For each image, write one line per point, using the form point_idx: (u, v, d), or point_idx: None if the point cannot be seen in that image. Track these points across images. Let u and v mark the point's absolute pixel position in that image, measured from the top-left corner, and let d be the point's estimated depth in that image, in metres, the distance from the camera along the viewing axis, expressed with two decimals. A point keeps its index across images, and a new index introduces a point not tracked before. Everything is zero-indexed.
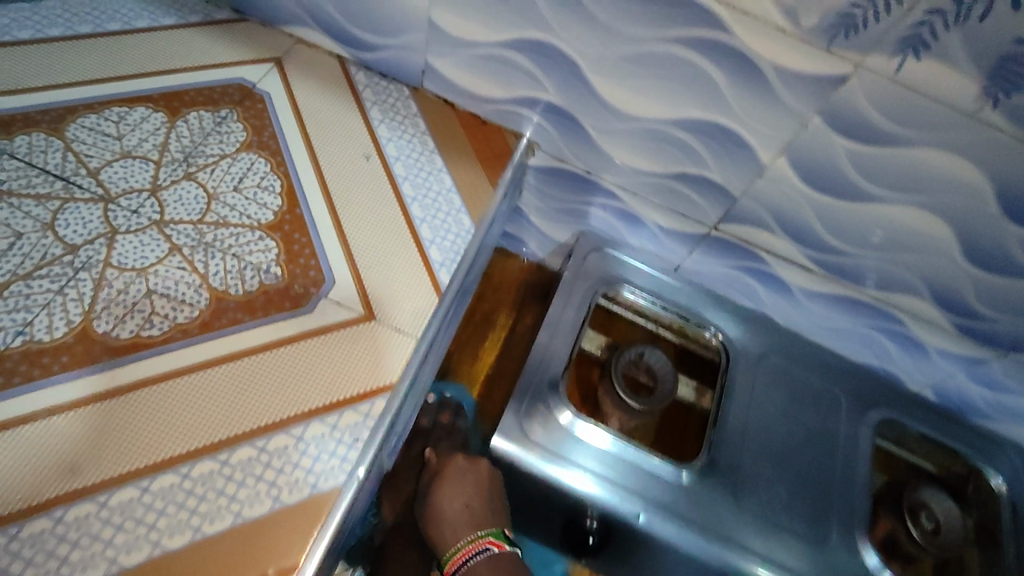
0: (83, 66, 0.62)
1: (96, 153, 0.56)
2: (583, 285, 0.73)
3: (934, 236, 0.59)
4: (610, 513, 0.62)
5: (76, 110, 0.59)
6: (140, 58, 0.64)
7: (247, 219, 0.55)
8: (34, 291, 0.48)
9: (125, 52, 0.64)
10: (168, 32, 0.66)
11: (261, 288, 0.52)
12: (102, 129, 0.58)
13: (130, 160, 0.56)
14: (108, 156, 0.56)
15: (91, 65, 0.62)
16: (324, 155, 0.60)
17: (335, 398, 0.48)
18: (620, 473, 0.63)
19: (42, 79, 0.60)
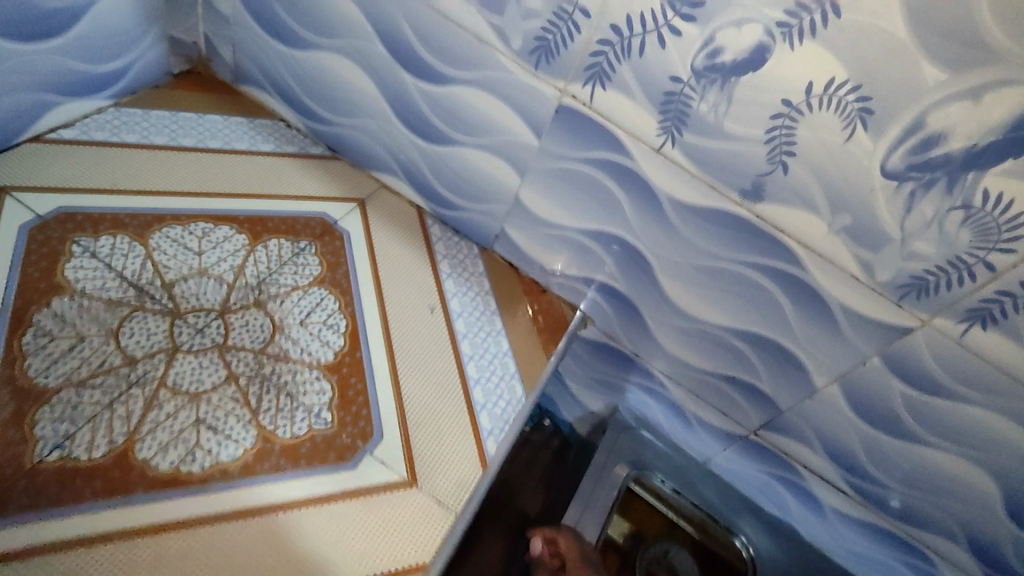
0: (179, 177, 0.64)
1: (174, 265, 0.57)
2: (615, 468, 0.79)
3: (978, 489, 0.59)
4: None
5: (165, 219, 0.60)
6: (234, 179, 0.67)
7: (307, 356, 0.55)
8: (83, 401, 0.47)
9: (221, 170, 0.67)
10: (263, 157, 0.70)
11: (309, 434, 0.50)
12: (185, 241, 0.59)
13: (204, 278, 0.57)
14: (185, 270, 0.57)
15: (187, 177, 0.65)
16: (391, 303, 0.61)
17: (363, 572, 0.46)
18: None
19: (138, 182, 0.62)
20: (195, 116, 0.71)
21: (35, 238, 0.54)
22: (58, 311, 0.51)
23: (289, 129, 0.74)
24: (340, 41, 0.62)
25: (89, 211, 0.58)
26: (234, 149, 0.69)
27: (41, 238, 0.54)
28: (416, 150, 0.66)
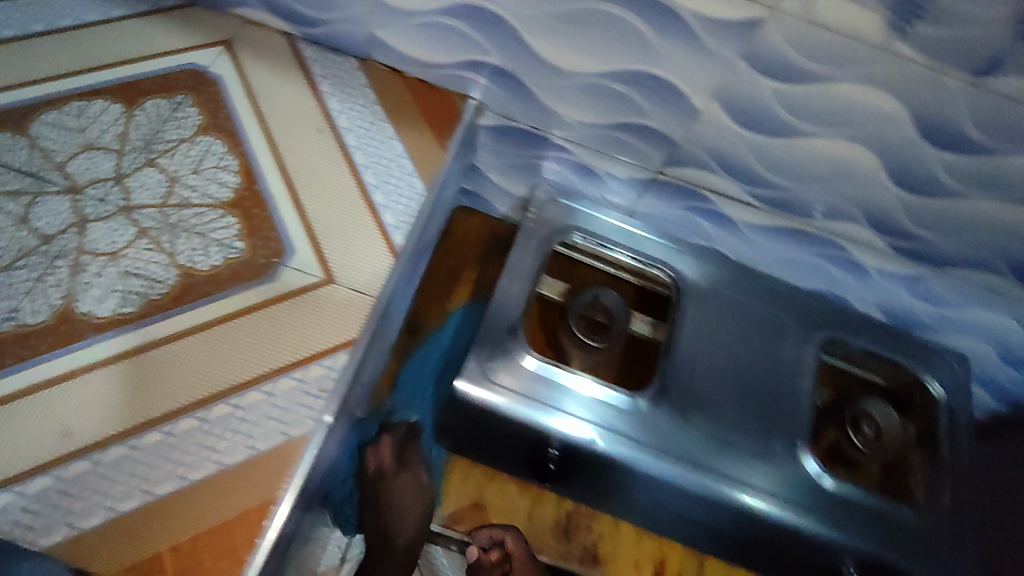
0: (39, 63, 0.64)
1: (61, 147, 0.59)
2: (540, 233, 0.76)
3: (863, 164, 0.63)
4: (570, 443, 0.67)
5: (38, 107, 0.61)
6: (95, 51, 0.65)
7: (208, 198, 0.59)
8: (16, 280, 0.53)
9: (80, 46, 0.66)
10: (117, 23, 0.68)
11: (228, 263, 0.56)
12: (64, 123, 0.61)
13: (92, 152, 0.60)
14: (73, 149, 0.60)
15: (47, 61, 0.64)
16: (278, 132, 0.63)
17: (301, 355, 0.54)
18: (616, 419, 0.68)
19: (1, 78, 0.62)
20: None
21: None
22: None
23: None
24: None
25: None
26: (81, 21, 0.67)
27: None
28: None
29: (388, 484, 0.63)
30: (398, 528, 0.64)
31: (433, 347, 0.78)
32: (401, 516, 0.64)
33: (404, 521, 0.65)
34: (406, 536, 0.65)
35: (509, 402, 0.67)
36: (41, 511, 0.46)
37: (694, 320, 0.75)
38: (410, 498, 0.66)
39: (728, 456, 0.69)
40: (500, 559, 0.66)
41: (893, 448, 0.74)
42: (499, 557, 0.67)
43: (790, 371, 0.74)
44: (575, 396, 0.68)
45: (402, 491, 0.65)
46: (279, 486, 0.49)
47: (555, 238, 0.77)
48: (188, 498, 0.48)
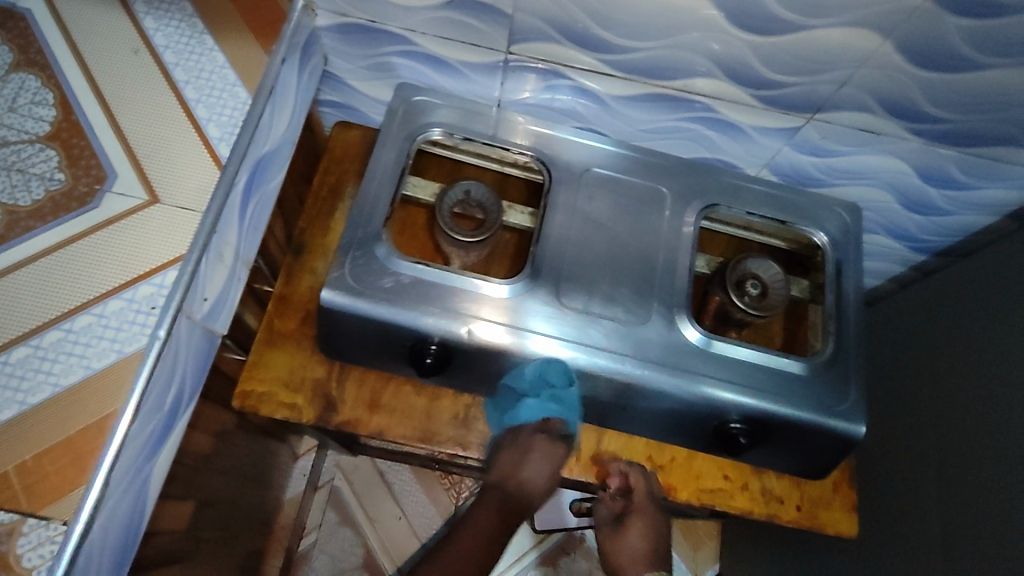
0: None
1: None
2: (402, 132, 0.74)
3: (697, 10, 0.60)
4: (448, 338, 0.68)
5: None
6: None
7: (25, 134, 0.58)
8: None
9: None
10: None
11: (51, 196, 0.56)
12: None
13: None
14: None
15: None
16: (93, 61, 0.62)
17: (131, 276, 0.54)
18: (582, 332, 0.69)
19: None
20: None
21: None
22: None
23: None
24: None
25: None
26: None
27: None
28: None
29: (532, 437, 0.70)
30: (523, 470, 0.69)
31: (310, 287, 0.78)
32: (521, 468, 0.69)
33: (536, 470, 0.69)
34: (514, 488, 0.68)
35: (382, 305, 0.67)
36: None
37: (567, 201, 0.74)
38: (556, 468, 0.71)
39: (609, 331, 0.70)
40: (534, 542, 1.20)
41: (778, 304, 0.74)
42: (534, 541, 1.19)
43: (668, 239, 0.74)
44: (532, 311, 0.69)
45: (535, 458, 0.70)
46: (118, 399, 0.51)
47: (419, 137, 0.75)
48: (28, 420, 0.50)
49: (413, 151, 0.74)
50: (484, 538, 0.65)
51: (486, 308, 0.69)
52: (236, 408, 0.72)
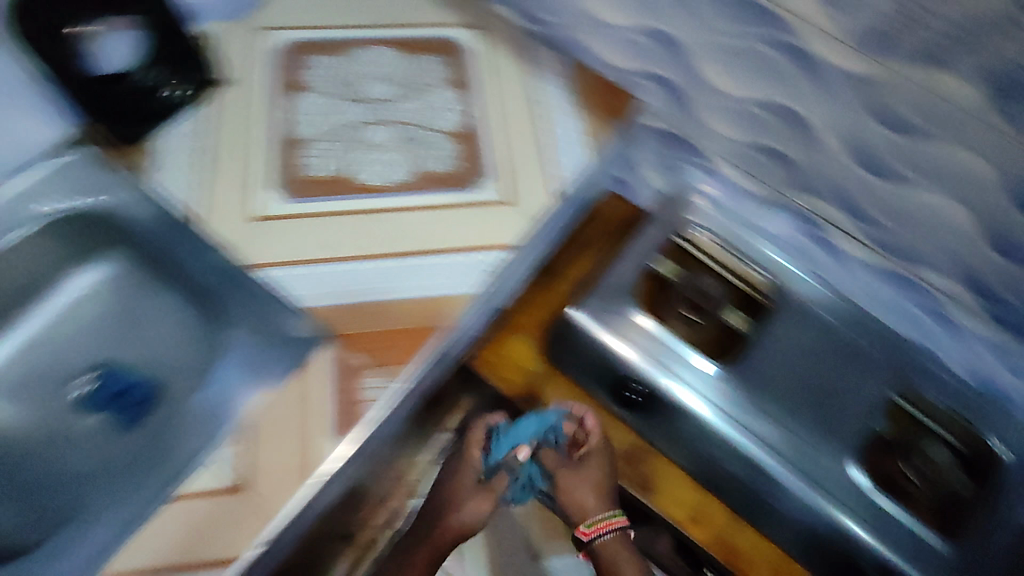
0: (356, 15, 0.94)
1: (370, 73, 0.91)
2: (663, 223, 0.97)
3: (961, 224, 0.74)
4: (645, 378, 0.86)
5: (355, 46, 0.92)
6: (397, 13, 0.96)
7: (446, 130, 0.88)
8: (330, 147, 0.84)
9: (391, 10, 0.96)
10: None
11: (447, 172, 0.84)
12: (375, 61, 0.92)
13: (379, 81, 0.91)
14: (375, 77, 0.91)
15: (362, 14, 0.95)
16: (503, 99, 0.92)
17: (484, 244, 0.79)
18: (749, 419, 0.83)
19: (341, 21, 0.94)
20: None
21: (282, 58, 0.90)
22: (309, 101, 0.88)
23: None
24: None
25: (307, 40, 0.92)
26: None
27: (294, 60, 0.90)
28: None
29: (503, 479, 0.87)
30: (454, 513, 0.88)
31: (552, 303, 0.98)
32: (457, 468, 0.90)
33: (467, 513, 0.87)
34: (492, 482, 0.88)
35: (612, 337, 0.86)
36: (314, 285, 0.73)
37: (785, 323, 0.91)
38: (485, 491, 0.87)
39: (786, 439, 0.83)
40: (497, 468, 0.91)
41: (944, 481, 0.84)
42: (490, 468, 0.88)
43: (857, 387, 0.86)
44: (688, 369, 0.86)
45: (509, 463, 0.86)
46: (453, 319, 0.74)
47: (673, 231, 0.97)
48: (394, 307, 0.73)
49: (665, 240, 0.96)
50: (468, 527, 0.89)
51: (664, 357, 0.86)
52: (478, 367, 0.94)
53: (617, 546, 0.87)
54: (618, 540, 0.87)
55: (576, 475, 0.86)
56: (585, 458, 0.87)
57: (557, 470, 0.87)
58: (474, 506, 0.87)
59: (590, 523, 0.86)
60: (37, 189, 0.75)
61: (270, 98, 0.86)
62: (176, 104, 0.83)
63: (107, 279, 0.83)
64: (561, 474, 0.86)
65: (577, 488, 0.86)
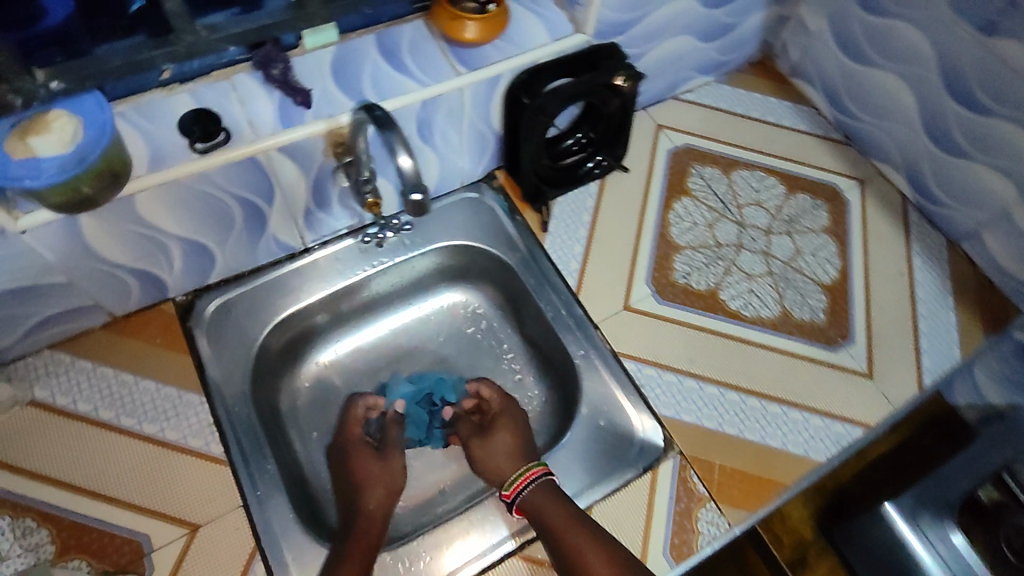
0: (745, 135, 0.97)
1: (745, 194, 0.91)
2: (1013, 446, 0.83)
3: None
4: None
5: (737, 165, 0.94)
6: (781, 144, 0.97)
7: (815, 278, 0.86)
8: (698, 255, 0.86)
9: (776, 137, 0.97)
10: (799, 135, 0.98)
11: (813, 323, 0.83)
12: (752, 184, 0.92)
13: (756, 206, 0.90)
14: (749, 200, 0.91)
15: (749, 136, 0.97)
16: (876, 262, 0.89)
17: (837, 412, 0.77)
18: None
19: (727, 136, 0.96)
20: (760, 97, 1.01)
21: (673, 160, 0.93)
22: (686, 204, 0.89)
23: (817, 114, 1.01)
24: (904, 66, 0.86)
25: (699, 148, 0.94)
26: (780, 123, 0.99)
27: (678, 160, 0.93)
28: (927, 156, 0.89)
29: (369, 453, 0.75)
30: (370, 493, 0.70)
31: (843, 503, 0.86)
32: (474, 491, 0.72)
33: (374, 493, 0.70)
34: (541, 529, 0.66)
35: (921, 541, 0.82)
36: (668, 395, 0.76)
37: None
38: (383, 463, 0.73)
39: None
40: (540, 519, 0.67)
41: None
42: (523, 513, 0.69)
43: None
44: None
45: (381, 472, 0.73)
46: (792, 479, 0.73)
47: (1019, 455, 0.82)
48: (738, 443, 0.74)
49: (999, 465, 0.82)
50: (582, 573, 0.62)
51: None
52: (758, 531, 0.84)
53: (544, 501, 0.66)
54: (541, 492, 0.67)
55: (486, 443, 0.75)
56: (489, 423, 0.77)
57: (470, 444, 0.76)
58: (378, 492, 0.70)
59: (512, 482, 0.69)
60: (466, 221, 0.86)
61: (661, 196, 0.89)
62: (590, 173, 0.87)
63: (464, 303, 0.89)
64: (472, 444, 0.76)
65: (492, 456, 0.74)
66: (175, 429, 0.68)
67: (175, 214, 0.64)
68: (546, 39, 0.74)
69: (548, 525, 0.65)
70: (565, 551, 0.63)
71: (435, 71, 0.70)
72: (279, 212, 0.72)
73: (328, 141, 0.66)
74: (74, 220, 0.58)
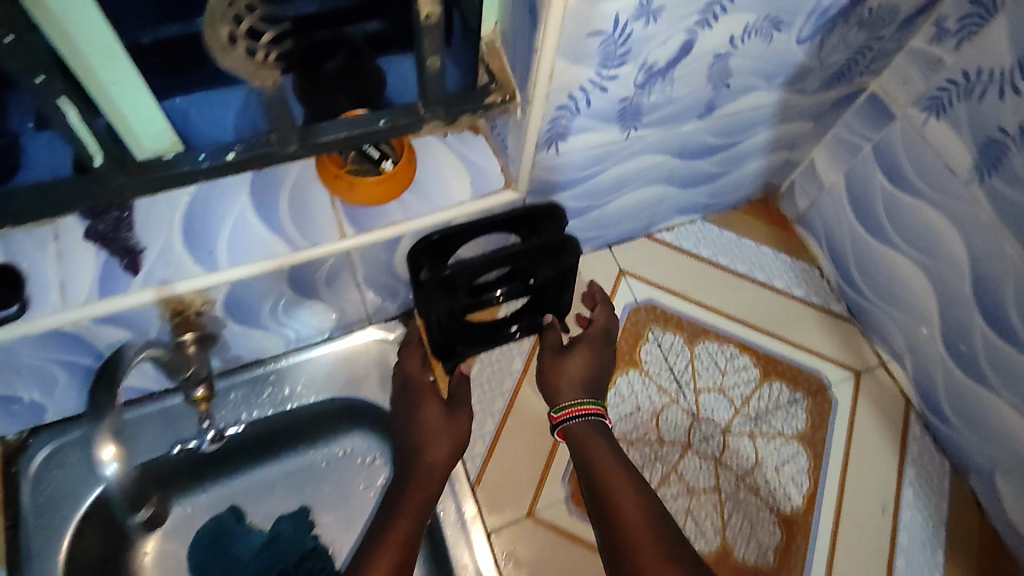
0: (723, 296, 0.81)
1: (706, 375, 0.76)
2: None
3: None
4: None
5: (706, 333, 0.79)
6: (767, 313, 0.81)
7: (772, 502, 0.70)
8: (632, 452, 0.71)
9: (761, 302, 0.81)
10: (792, 302, 0.82)
11: (757, 565, 0.68)
12: (718, 361, 0.77)
13: (717, 393, 0.75)
14: (710, 384, 0.76)
15: (729, 297, 0.81)
16: (853, 488, 0.72)
17: None
18: None
19: (701, 294, 0.81)
20: (753, 244, 0.85)
21: (629, 319, 0.78)
22: (631, 381, 0.75)
23: (819, 275, 0.84)
24: (925, 255, 0.69)
25: (663, 307, 0.79)
26: (771, 283, 0.82)
27: (634, 319, 0.78)
28: (941, 366, 0.71)
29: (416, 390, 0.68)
30: (423, 451, 0.66)
31: None
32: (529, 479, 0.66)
33: (438, 451, 0.66)
34: (585, 468, 0.63)
35: None
36: None
37: None
38: (449, 419, 0.67)
39: None
40: (591, 454, 0.64)
41: None
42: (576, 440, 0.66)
43: None
44: None
45: (432, 425, 0.67)
46: None
47: None
48: None
49: None
50: (636, 513, 0.59)
51: None
52: None
53: (588, 437, 0.65)
54: (586, 429, 0.66)
55: (561, 363, 0.69)
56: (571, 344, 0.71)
57: (545, 359, 0.71)
58: (443, 449, 0.66)
59: (561, 407, 0.67)
60: (368, 369, 0.75)
61: None
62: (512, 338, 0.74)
63: (364, 450, 0.76)
64: (546, 358, 0.71)
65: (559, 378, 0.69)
66: None
67: None
68: (466, 196, 0.61)
69: (589, 460, 0.64)
70: (602, 490, 0.61)
71: (314, 230, 0.57)
72: None
73: (166, 308, 0.54)
74: None
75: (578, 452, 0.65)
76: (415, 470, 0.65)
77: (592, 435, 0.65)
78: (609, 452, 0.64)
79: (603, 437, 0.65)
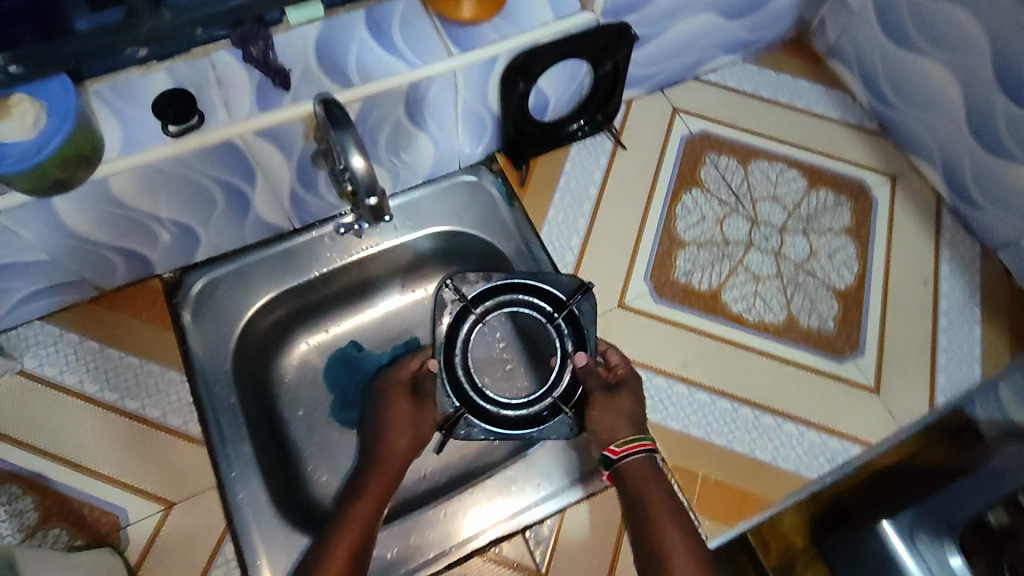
0: (768, 122, 0.90)
1: (760, 188, 0.86)
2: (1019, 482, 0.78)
3: None
4: None
5: (756, 154, 0.88)
6: (808, 133, 0.90)
7: (829, 283, 0.81)
8: (702, 252, 0.81)
9: (802, 124, 0.90)
10: (829, 123, 0.91)
11: (820, 331, 0.78)
12: (770, 176, 0.86)
13: (771, 202, 0.85)
14: (764, 194, 0.85)
15: (773, 123, 0.90)
16: (898, 268, 0.82)
17: (831, 425, 0.74)
18: None
19: (748, 122, 0.90)
20: (789, 78, 0.93)
21: (687, 147, 0.87)
22: (695, 197, 0.84)
23: (852, 100, 0.93)
24: (950, 52, 0.77)
25: (715, 135, 0.88)
26: (809, 109, 0.91)
27: (691, 146, 0.87)
28: (968, 155, 0.81)
29: (397, 395, 0.72)
30: (395, 435, 0.70)
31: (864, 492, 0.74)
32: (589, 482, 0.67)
33: (400, 439, 0.70)
34: (639, 504, 0.62)
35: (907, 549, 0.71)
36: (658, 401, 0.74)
37: None
38: (416, 408, 0.71)
39: None
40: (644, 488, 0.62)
41: None
42: (635, 475, 0.64)
43: None
44: None
45: (400, 413, 0.71)
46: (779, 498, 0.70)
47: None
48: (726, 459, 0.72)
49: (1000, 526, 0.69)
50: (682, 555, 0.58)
51: None
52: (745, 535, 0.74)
53: (644, 473, 0.64)
54: (644, 464, 0.64)
55: (609, 401, 0.69)
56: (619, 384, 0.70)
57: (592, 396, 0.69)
58: (405, 437, 0.70)
59: (623, 441, 0.65)
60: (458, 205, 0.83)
61: (670, 187, 0.85)
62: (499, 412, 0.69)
63: None
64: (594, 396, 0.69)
65: (608, 417, 0.68)
66: (156, 407, 0.71)
67: (149, 196, 0.63)
68: (548, 18, 0.69)
69: (637, 494, 0.62)
70: (648, 526, 0.60)
71: (426, 50, 0.65)
72: (262, 193, 0.70)
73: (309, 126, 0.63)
74: (46, 203, 0.57)
75: (629, 486, 0.63)
76: (380, 458, 0.69)
77: (648, 475, 0.63)
78: (659, 492, 0.62)
79: (656, 480, 0.63)
